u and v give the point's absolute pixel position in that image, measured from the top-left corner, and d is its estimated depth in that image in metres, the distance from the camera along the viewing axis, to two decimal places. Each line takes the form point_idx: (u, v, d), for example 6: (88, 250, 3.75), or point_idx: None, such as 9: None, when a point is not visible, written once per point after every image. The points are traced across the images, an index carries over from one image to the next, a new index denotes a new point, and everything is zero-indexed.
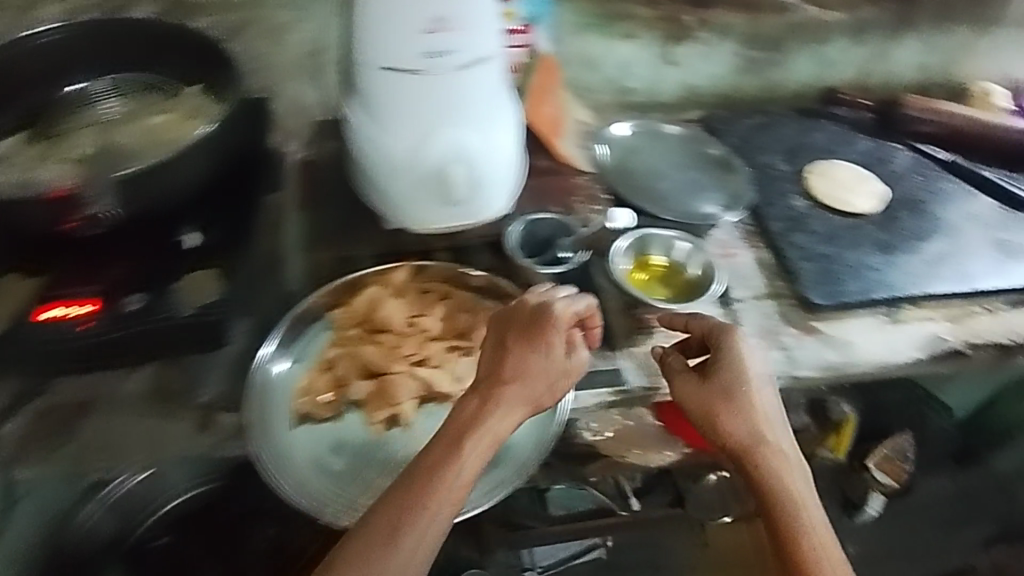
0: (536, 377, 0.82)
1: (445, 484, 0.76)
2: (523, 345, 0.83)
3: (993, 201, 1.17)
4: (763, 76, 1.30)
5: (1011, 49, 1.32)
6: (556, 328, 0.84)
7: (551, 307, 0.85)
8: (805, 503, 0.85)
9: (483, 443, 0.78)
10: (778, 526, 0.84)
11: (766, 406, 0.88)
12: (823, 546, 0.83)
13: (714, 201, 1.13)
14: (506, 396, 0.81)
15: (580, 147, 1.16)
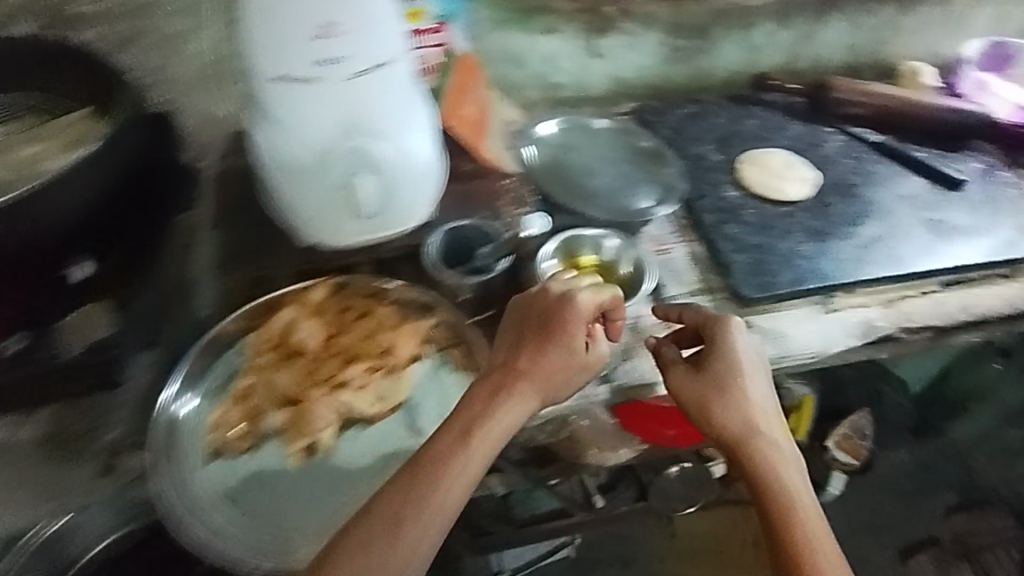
0: (553, 370, 0.81)
1: (447, 484, 0.75)
2: (542, 336, 0.82)
3: (924, 181, 1.17)
4: (692, 64, 1.27)
5: (937, 25, 1.32)
6: (579, 319, 0.83)
7: (574, 298, 0.83)
8: (799, 493, 0.85)
9: (481, 445, 0.77)
10: (772, 517, 0.84)
11: (760, 395, 0.87)
12: (817, 537, 0.83)
13: (647, 198, 1.10)
14: (516, 389, 0.80)
15: (507, 149, 1.11)
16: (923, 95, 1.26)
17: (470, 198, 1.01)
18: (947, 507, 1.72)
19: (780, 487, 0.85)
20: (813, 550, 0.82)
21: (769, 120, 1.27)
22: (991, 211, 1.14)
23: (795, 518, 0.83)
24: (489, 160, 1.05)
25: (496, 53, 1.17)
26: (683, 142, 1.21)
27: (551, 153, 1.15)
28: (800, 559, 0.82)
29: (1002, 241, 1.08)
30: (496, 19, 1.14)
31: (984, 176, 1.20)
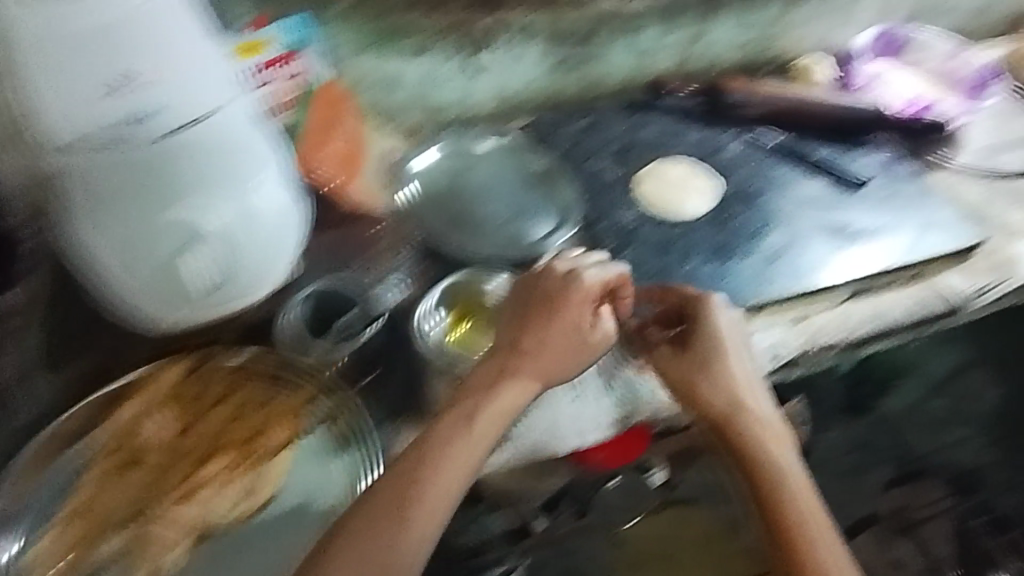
0: (560, 351, 0.82)
1: (446, 478, 0.73)
2: (548, 317, 0.83)
3: (825, 182, 1.14)
4: (581, 74, 1.18)
5: (826, 16, 1.29)
6: (584, 296, 0.85)
7: (580, 275, 0.86)
8: (789, 464, 0.86)
9: (474, 440, 0.75)
10: (763, 489, 0.84)
11: (743, 368, 0.90)
12: (808, 506, 0.83)
13: (538, 229, 1.03)
14: (518, 372, 0.80)
15: (382, 188, 1.02)
16: (817, 91, 1.24)
17: (346, 249, 0.94)
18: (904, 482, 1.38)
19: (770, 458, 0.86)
20: (807, 518, 0.82)
21: (666, 128, 1.20)
22: (891, 210, 1.11)
23: (787, 486, 0.84)
24: (361, 208, 0.97)
25: (364, 79, 1.03)
26: (577, 157, 1.14)
27: (433, 185, 1.05)
28: (795, 527, 0.81)
29: (901, 244, 1.07)
30: (360, 43, 0.99)
31: (884, 172, 1.18)
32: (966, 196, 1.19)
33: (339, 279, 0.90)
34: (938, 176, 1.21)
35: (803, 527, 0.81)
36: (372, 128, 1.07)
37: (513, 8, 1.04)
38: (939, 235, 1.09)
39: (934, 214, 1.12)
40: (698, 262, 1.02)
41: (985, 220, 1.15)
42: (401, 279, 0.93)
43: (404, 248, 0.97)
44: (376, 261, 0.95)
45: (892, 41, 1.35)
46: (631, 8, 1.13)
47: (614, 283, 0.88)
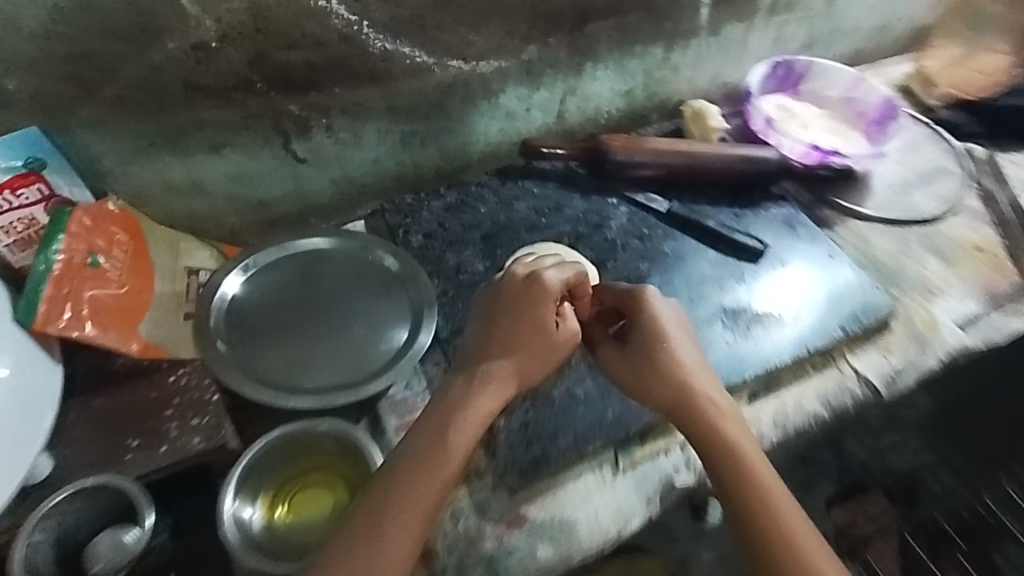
0: (529, 354, 0.78)
1: (412, 503, 0.68)
2: (517, 322, 0.78)
3: (720, 254, 1.00)
4: (437, 146, 1.01)
5: (716, 54, 1.13)
6: (550, 298, 0.79)
7: (541, 277, 0.79)
8: (756, 456, 0.75)
9: (446, 460, 0.70)
10: (729, 485, 0.73)
11: (693, 358, 0.80)
12: (780, 500, 0.72)
13: (388, 353, 0.85)
14: (483, 386, 0.75)
15: (187, 318, 0.83)
16: (714, 144, 1.08)
17: (126, 419, 0.74)
18: (826, 499, 1.30)
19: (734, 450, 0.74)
20: (780, 511, 0.72)
21: (543, 199, 1.06)
22: (798, 281, 0.98)
23: (756, 479, 0.73)
24: (153, 352, 0.78)
25: (149, 187, 0.84)
26: (437, 248, 0.98)
27: (256, 308, 0.86)
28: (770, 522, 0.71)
29: (810, 325, 0.93)
30: (131, 149, 0.80)
31: (789, 232, 1.05)
32: (874, 250, 1.08)
33: (109, 483, 0.66)
34: (844, 229, 1.11)
35: (778, 520, 0.71)
36: (182, 243, 0.89)
37: (332, 88, 0.86)
38: (852, 308, 0.96)
39: (846, 281, 0.99)
40: (586, 372, 0.84)
41: (896, 282, 1.04)
42: (202, 447, 0.73)
43: (209, 398, 0.76)
44: (172, 424, 0.74)
45: (792, 72, 1.21)
46: (481, 72, 0.94)
47: (576, 280, 0.81)
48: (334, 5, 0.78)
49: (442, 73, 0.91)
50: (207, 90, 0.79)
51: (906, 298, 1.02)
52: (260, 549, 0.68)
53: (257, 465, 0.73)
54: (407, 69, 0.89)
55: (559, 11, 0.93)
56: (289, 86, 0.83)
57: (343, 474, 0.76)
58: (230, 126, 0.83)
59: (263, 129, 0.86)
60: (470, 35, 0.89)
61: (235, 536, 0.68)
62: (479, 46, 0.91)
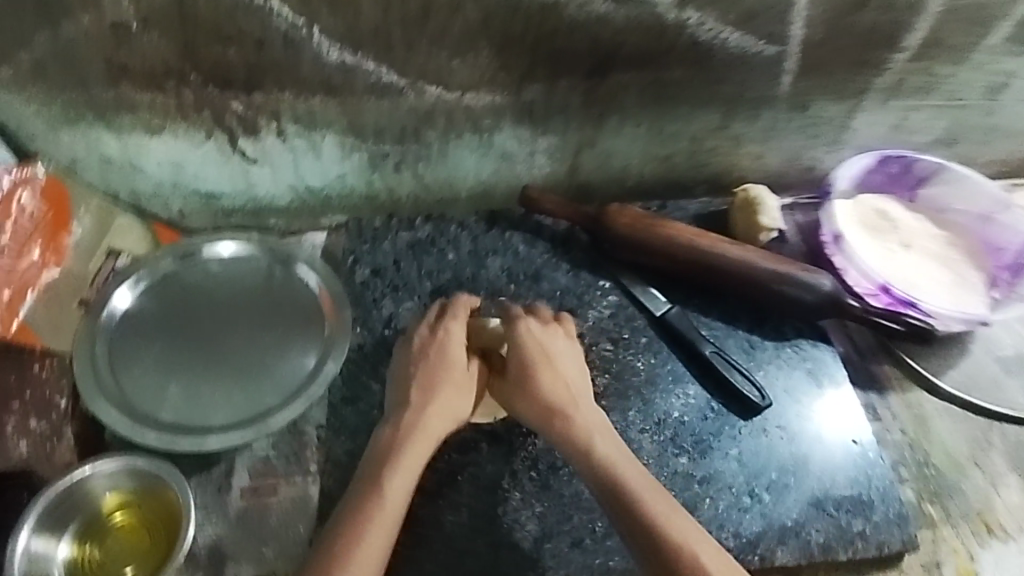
0: (456, 392, 0.72)
1: (364, 554, 0.59)
2: (432, 365, 0.72)
3: (703, 394, 0.79)
4: (415, 173, 0.87)
5: (798, 133, 0.88)
6: (460, 343, 0.74)
7: (447, 326, 0.75)
8: (638, 477, 0.63)
9: (387, 511, 0.62)
10: (614, 513, 0.62)
11: (564, 383, 0.71)
12: (674, 522, 0.59)
13: (262, 405, 0.76)
14: (416, 436, 0.68)
15: (79, 306, 0.79)
16: (750, 248, 0.83)
17: None
18: None
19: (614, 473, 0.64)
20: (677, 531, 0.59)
21: (524, 262, 0.89)
22: (793, 458, 0.75)
23: (641, 500, 0.61)
24: (25, 336, 0.71)
25: (84, 157, 0.79)
26: (379, 291, 0.86)
27: (150, 321, 0.81)
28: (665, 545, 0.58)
29: (776, 525, 0.71)
30: (59, 118, 0.74)
31: (811, 387, 0.80)
32: (932, 445, 0.79)
33: None
34: (901, 399, 0.82)
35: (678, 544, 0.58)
36: (116, 219, 0.84)
37: (279, 91, 0.75)
38: (848, 520, 0.72)
39: (858, 482, 0.74)
40: (465, 496, 0.72)
41: (942, 500, 0.76)
42: (29, 453, 0.70)
43: (56, 403, 0.74)
44: (9, 419, 0.69)
45: (910, 171, 0.90)
46: (468, 104, 0.79)
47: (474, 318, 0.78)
48: (275, 5, 0.66)
49: (416, 98, 0.77)
50: (134, 72, 0.71)
51: (945, 529, 0.74)
52: None
53: (74, 498, 0.70)
54: (372, 88, 0.76)
55: (571, 52, 0.74)
56: (228, 81, 0.73)
57: (158, 526, 0.71)
58: (166, 113, 0.76)
59: (202, 122, 0.77)
60: (451, 62, 0.74)
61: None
62: (462, 73, 0.75)
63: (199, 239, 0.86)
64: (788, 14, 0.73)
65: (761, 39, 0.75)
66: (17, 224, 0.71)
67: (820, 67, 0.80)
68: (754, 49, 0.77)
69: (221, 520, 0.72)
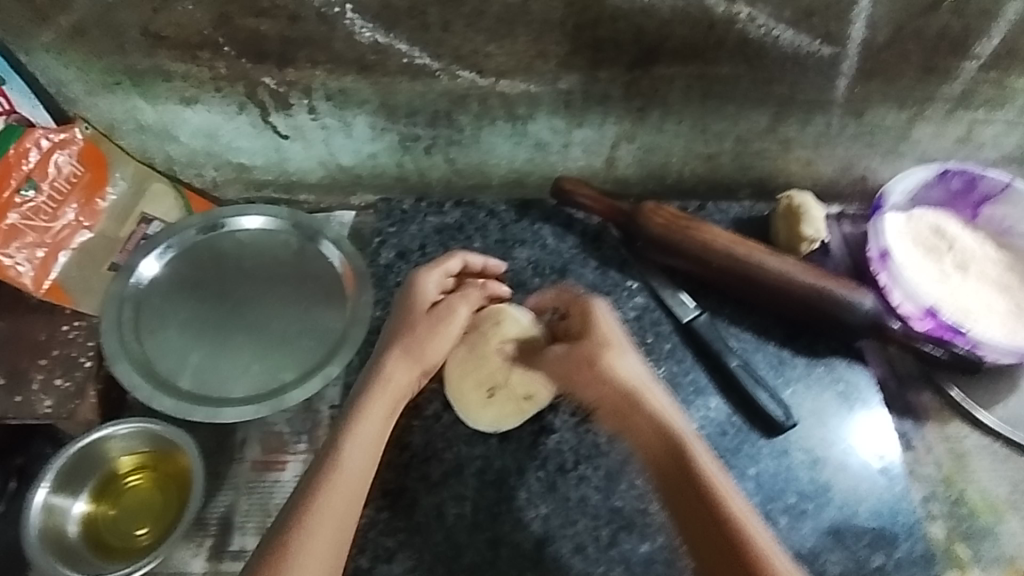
0: (422, 341, 0.70)
1: (322, 517, 0.58)
2: (396, 320, 0.72)
3: (725, 407, 0.76)
4: (447, 157, 0.86)
5: (852, 140, 0.83)
6: (423, 292, 0.72)
7: (413, 278, 0.73)
8: (712, 467, 0.59)
9: (344, 477, 0.61)
10: (694, 511, 0.58)
11: (635, 362, 0.66)
12: (758, 531, 0.56)
13: (279, 379, 0.77)
14: (377, 396, 0.67)
15: (109, 270, 0.81)
16: (789, 258, 0.79)
17: (9, 356, 0.74)
18: None
19: (687, 460, 0.60)
20: (750, 532, 0.56)
21: (551, 255, 0.86)
22: (813, 483, 0.72)
23: (714, 493, 0.58)
24: (56, 296, 0.77)
25: (122, 122, 0.80)
26: (402, 274, 0.85)
27: (177, 287, 0.82)
28: (737, 545, 0.55)
29: (790, 550, 0.68)
30: (99, 83, 0.76)
31: (841, 410, 0.76)
32: (968, 482, 0.75)
33: None
34: (939, 430, 0.78)
35: (750, 546, 0.55)
36: (152, 184, 0.84)
37: (312, 68, 0.74)
38: (867, 554, 0.68)
39: (882, 515, 0.70)
40: (470, 490, 0.71)
41: (972, 542, 0.71)
42: (52, 410, 0.72)
43: (82, 362, 0.74)
44: (36, 375, 0.73)
45: (977, 188, 0.84)
46: (503, 90, 0.77)
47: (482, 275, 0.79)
48: None
49: (450, 81, 0.76)
50: (169, 41, 0.71)
51: (972, 572, 0.70)
52: (59, 557, 0.67)
53: (93, 457, 0.72)
54: (404, 69, 0.74)
55: (613, 42, 0.71)
56: (261, 55, 0.73)
57: (170, 490, 0.72)
58: (200, 83, 0.76)
59: (236, 95, 0.77)
60: (487, 46, 0.72)
61: (38, 532, 0.68)
62: (497, 58, 0.73)
63: (226, 211, 0.85)
64: (849, 13, 0.68)
65: (818, 39, 0.70)
66: (53, 185, 0.78)
67: (883, 72, 0.74)
68: (809, 49, 0.72)
69: (230, 489, 0.74)
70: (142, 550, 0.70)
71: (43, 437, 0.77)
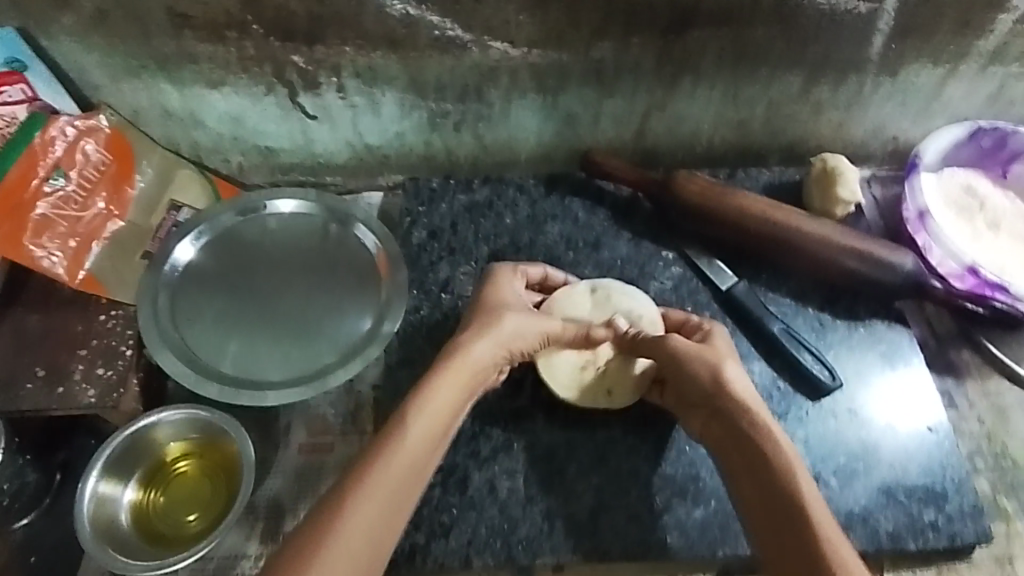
0: (494, 317, 0.69)
1: (369, 494, 0.58)
2: (485, 312, 0.70)
3: (770, 372, 0.75)
4: (475, 134, 0.85)
5: (883, 100, 0.82)
6: (513, 294, 0.72)
7: (502, 282, 0.72)
8: (805, 479, 0.59)
9: (399, 457, 0.60)
10: (776, 516, 0.58)
11: (743, 372, 0.67)
12: (837, 544, 0.56)
13: (319, 362, 0.76)
14: (450, 375, 0.65)
15: (143, 259, 0.80)
16: (826, 222, 0.79)
17: (46, 348, 0.73)
18: None
19: (780, 469, 0.60)
20: (832, 546, 0.56)
21: (584, 229, 0.86)
22: (862, 443, 0.72)
23: (801, 503, 0.58)
24: (90, 286, 0.76)
25: (147, 108, 0.80)
26: (436, 253, 0.84)
27: (210, 274, 0.81)
28: (815, 552, 0.55)
29: (842, 510, 0.68)
30: (123, 68, 0.75)
31: (884, 370, 0.76)
32: (1010, 435, 0.75)
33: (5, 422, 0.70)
34: (980, 387, 0.78)
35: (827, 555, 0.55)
36: (178, 172, 0.85)
37: (342, 45, 0.74)
38: (919, 510, 0.69)
39: (931, 471, 0.71)
40: (521, 464, 0.71)
41: (1018, 495, 0.72)
42: (97, 401, 0.71)
43: (122, 352, 0.73)
44: (77, 366, 0.72)
45: (1007, 146, 0.83)
46: (533, 62, 0.76)
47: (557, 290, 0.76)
48: None
49: (480, 54, 0.75)
50: (197, 22, 0.71)
51: (1020, 523, 0.70)
52: (113, 547, 0.67)
53: (140, 444, 0.72)
54: (434, 42, 0.74)
55: (646, 7, 0.71)
56: (289, 33, 0.72)
57: (218, 477, 0.72)
58: (227, 65, 0.75)
59: (263, 75, 0.76)
60: (518, 16, 0.71)
61: (90, 523, 0.67)
62: (528, 28, 0.73)
63: (258, 195, 0.84)
64: None
65: None
66: (82, 173, 0.76)
67: (916, 28, 0.74)
68: (845, 7, 0.72)
69: (278, 472, 0.73)
70: (195, 538, 0.69)
71: (85, 428, 0.76)
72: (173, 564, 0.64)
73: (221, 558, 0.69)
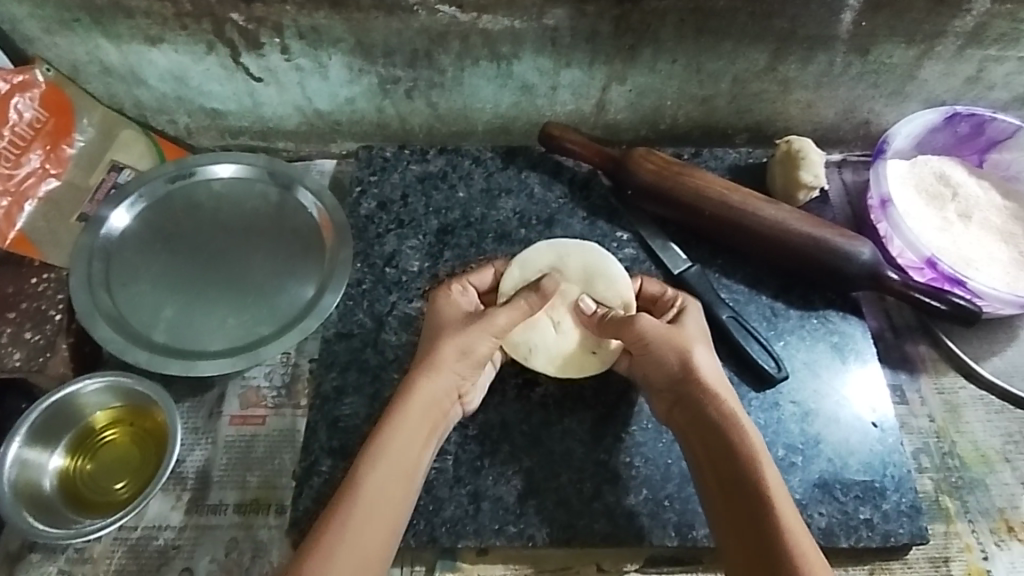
0: (435, 347, 0.64)
1: (350, 545, 0.54)
2: (428, 339, 0.65)
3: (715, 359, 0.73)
4: (429, 102, 0.82)
5: (854, 81, 0.79)
6: (456, 307, 0.67)
7: (444, 296, 0.68)
8: (770, 471, 0.57)
9: (366, 504, 0.56)
10: (737, 500, 0.57)
11: (709, 356, 0.64)
12: (793, 526, 0.54)
13: (256, 333, 0.74)
14: (407, 413, 0.61)
15: (79, 221, 0.78)
16: (786, 207, 0.76)
17: None
18: None
19: (744, 461, 0.58)
20: (794, 543, 0.53)
21: (538, 206, 0.83)
22: (803, 436, 0.70)
23: (760, 490, 0.56)
24: (22, 248, 0.74)
25: (84, 62, 0.77)
26: (384, 225, 0.81)
27: (147, 238, 0.79)
28: (773, 542, 0.53)
29: None
30: (56, 20, 0.72)
31: (835, 362, 0.74)
32: (961, 434, 0.73)
33: None
34: (934, 384, 0.76)
35: (786, 547, 0.53)
36: (121, 131, 0.81)
37: (282, 2, 0.70)
38: (855, 506, 0.67)
39: (872, 468, 0.69)
40: (452, 444, 0.69)
41: (961, 494, 0.70)
42: (20, 364, 0.69)
43: (52, 316, 0.72)
44: (5, 329, 0.70)
45: (984, 134, 0.80)
46: (485, 27, 0.73)
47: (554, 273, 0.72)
48: None
49: (428, 17, 0.72)
50: None
51: (960, 524, 0.69)
52: (33, 513, 0.66)
53: (68, 410, 0.71)
54: (379, 3, 0.70)
55: None
56: None
57: (147, 447, 0.71)
58: (164, 20, 0.72)
59: (203, 33, 0.73)
60: None
61: (12, 485, 0.66)
62: None
63: (199, 159, 0.82)
64: None
65: None
66: (14, 130, 0.73)
67: (889, 5, 0.70)
68: None
69: (207, 443, 0.72)
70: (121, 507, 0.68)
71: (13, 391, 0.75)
72: (94, 531, 0.63)
73: (144, 528, 0.68)
